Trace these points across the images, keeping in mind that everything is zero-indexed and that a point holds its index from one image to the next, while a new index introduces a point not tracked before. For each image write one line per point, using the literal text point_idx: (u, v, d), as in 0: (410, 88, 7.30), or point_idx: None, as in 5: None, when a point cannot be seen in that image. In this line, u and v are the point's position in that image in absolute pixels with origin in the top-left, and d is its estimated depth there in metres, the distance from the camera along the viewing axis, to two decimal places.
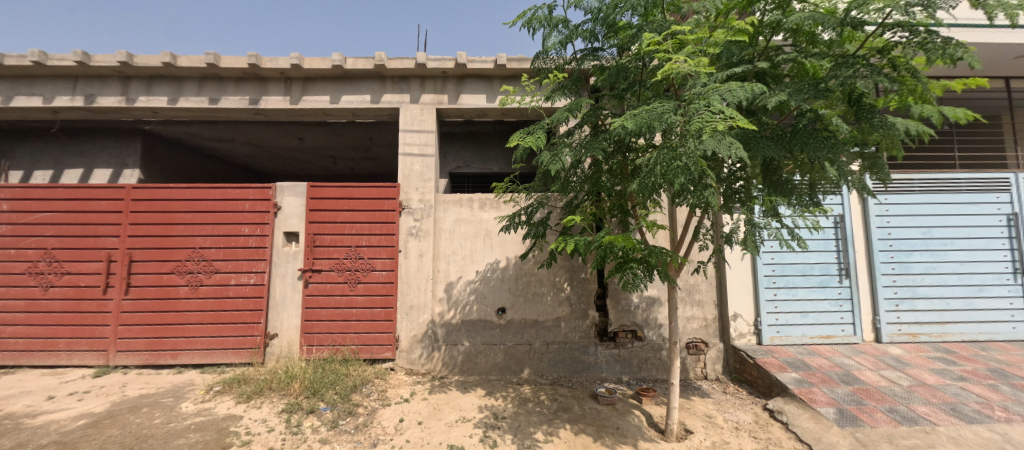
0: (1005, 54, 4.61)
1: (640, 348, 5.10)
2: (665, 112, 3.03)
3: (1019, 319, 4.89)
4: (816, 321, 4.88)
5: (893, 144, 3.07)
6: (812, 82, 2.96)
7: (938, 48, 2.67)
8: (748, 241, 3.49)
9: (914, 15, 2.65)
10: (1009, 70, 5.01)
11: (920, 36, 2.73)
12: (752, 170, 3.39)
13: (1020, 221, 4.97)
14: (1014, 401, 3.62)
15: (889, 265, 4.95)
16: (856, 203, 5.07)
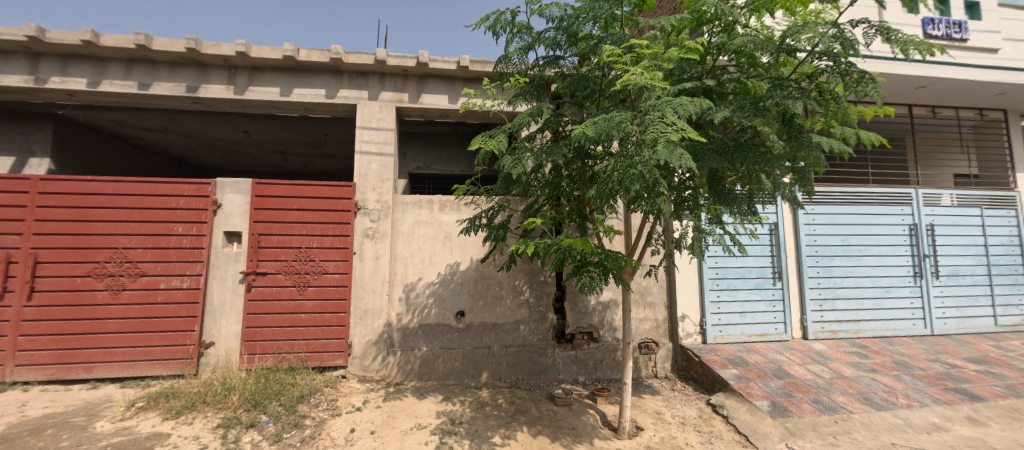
0: (908, 84, 5.26)
1: (596, 349, 5.24)
2: (622, 121, 3.13)
3: (918, 316, 5.58)
4: (753, 320, 5.28)
5: (819, 161, 3.38)
6: (752, 101, 3.19)
7: (857, 77, 2.98)
8: (695, 247, 3.70)
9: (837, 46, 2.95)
10: (912, 99, 5.72)
11: (843, 66, 3.04)
12: (699, 180, 3.61)
13: (919, 230, 5.69)
14: (913, 389, 4.13)
15: (815, 269, 5.47)
16: (789, 213, 5.56)
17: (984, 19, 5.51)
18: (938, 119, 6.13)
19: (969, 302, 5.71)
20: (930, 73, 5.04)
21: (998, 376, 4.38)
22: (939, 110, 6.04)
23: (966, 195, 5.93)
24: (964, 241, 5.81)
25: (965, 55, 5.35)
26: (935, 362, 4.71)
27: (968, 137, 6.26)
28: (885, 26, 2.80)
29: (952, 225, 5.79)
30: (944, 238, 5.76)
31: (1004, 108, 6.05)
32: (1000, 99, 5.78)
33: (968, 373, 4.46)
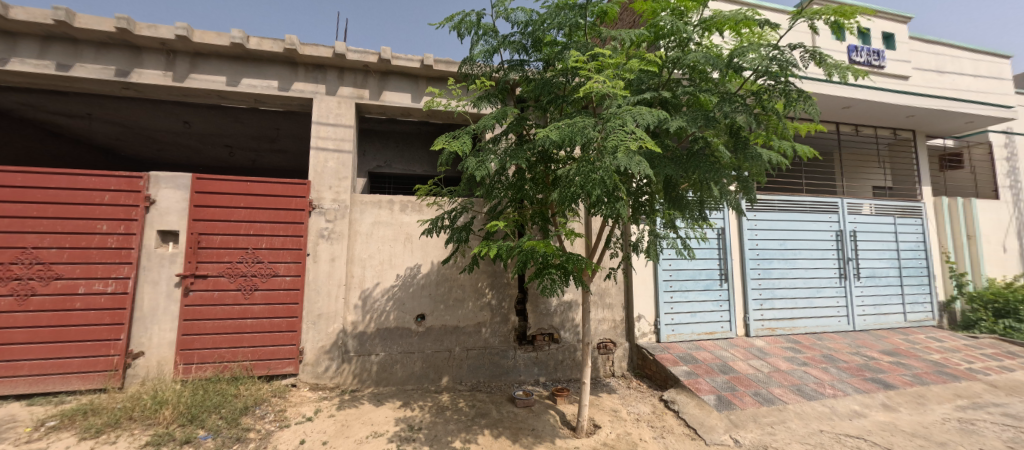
0: (836, 104, 5.81)
1: (556, 350, 5.32)
2: (584, 127, 3.18)
3: (842, 313, 6.17)
4: (702, 319, 5.60)
5: (761, 171, 3.64)
6: (704, 112, 3.37)
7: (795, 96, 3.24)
8: (650, 250, 3.85)
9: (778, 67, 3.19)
10: (839, 118, 6.34)
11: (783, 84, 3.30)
12: (656, 187, 3.77)
13: (844, 236, 6.30)
14: (838, 380, 4.55)
15: (757, 271, 5.90)
16: (734, 219, 5.96)
17: (897, 50, 6.23)
18: (861, 136, 6.83)
19: (884, 301, 6.40)
20: (854, 95, 5.60)
21: (906, 366, 4.94)
22: (862, 129, 6.73)
23: (883, 205, 6.64)
24: (881, 246, 6.50)
25: (882, 80, 6.01)
26: (856, 355, 5.23)
27: (885, 154, 7.02)
28: (817, 50, 3.06)
29: (871, 232, 6.47)
30: (865, 244, 6.42)
31: (913, 129, 6.85)
32: (910, 121, 6.53)
33: (882, 364, 4.99)
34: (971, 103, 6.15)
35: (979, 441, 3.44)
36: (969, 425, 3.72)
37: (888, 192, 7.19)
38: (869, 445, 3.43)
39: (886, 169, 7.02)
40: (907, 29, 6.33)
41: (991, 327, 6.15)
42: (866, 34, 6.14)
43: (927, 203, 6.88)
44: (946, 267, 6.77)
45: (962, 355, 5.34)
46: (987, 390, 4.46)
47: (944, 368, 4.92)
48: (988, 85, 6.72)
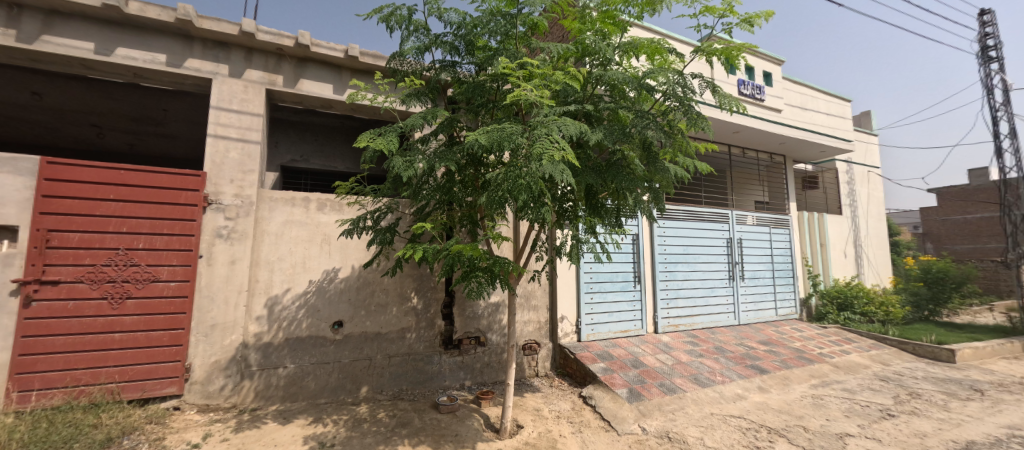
0: (728, 129, 6.74)
1: (482, 353, 5.33)
2: (510, 131, 3.20)
3: (731, 310, 7.12)
4: (618, 318, 6.04)
5: (669, 184, 3.99)
6: (621, 127, 3.59)
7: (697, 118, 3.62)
8: (573, 254, 4.02)
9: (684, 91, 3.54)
10: (731, 141, 7.35)
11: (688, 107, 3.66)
12: (578, 194, 3.94)
13: (734, 243, 7.30)
14: (727, 368, 5.22)
15: (664, 273, 6.56)
16: (648, 227, 6.55)
17: (774, 87, 7.42)
18: (747, 157, 7.98)
19: (763, 298, 7.52)
20: (742, 122, 6.54)
21: (777, 353, 5.86)
22: (748, 151, 7.89)
23: (762, 217, 7.83)
24: (761, 252, 7.66)
25: (762, 111, 7.11)
26: (740, 346, 6.07)
27: (765, 173, 8.26)
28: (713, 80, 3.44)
29: (754, 240, 7.58)
30: (749, 250, 7.50)
31: (784, 154, 8.19)
32: (783, 147, 7.81)
33: (759, 352, 5.85)
34: (824, 136, 7.56)
35: (824, 412, 4.20)
36: (819, 400, 4.52)
37: (769, 207, 8.28)
38: (747, 423, 3.98)
39: (765, 187, 8.16)
40: (781, 70, 7.57)
41: (836, 318, 7.60)
42: (751, 71, 7.22)
43: (794, 217, 8.28)
44: (806, 269, 8.20)
45: (815, 342, 6.49)
46: (831, 370, 5.47)
47: (803, 353, 5.93)
48: (837, 122, 8.31)
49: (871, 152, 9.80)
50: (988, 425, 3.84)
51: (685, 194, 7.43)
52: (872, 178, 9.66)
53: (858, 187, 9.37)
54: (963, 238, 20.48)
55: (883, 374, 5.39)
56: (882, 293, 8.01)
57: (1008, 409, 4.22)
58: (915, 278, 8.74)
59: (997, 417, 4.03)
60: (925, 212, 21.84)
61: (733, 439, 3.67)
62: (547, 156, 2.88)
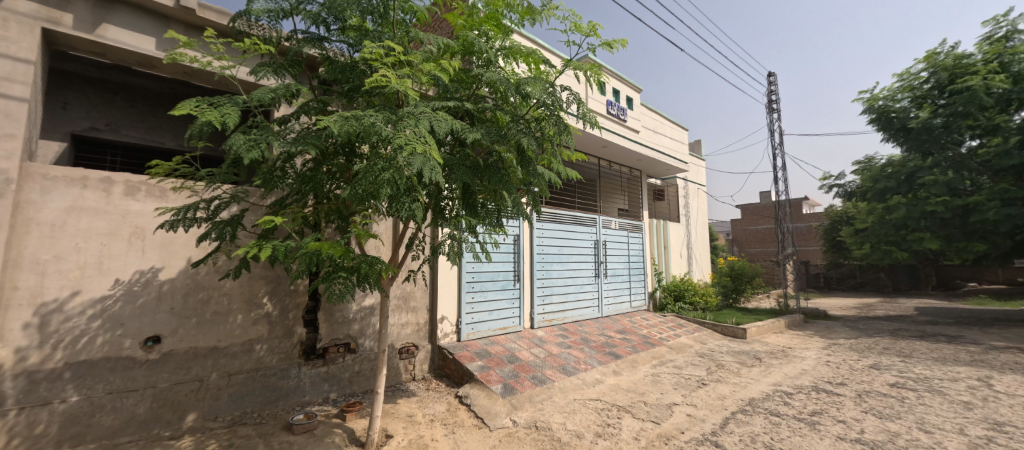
0: (596, 143, 7.67)
1: (352, 361, 4.89)
2: (376, 121, 2.91)
3: (596, 304, 8.04)
4: (498, 316, 6.25)
5: (543, 188, 4.10)
6: (498, 128, 3.56)
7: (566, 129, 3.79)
8: (449, 254, 3.84)
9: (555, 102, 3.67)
10: (599, 154, 8.38)
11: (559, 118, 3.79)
12: (456, 192, 3.81)
13: (599, 244, 8.28)
14: (589, 357, 5.82)
15: (541, 272, 7.05)
16: (528, 228, 6.97)
17: (634, 110, 8.71)
18: (612, 169, 9.18)
19: (621, 293, 8.68)
20: (607, 138, 7.52)
21: (629, 340, 6.81)
22: (613, 164, 9.08)
23: (623, 222, 9.07)
24: (621, 253, 8.84)
25: (624, 131, 8.25)
26: (601, 335, 6.88)
27: (626, 184, 9.61)
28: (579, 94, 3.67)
29: (616, 242, 8.72)
30: (612, 251, 8.60)
31: (641, 169, 9.67)
32: (639, 163, 9.21)
33: (615, 340, 6.71)
34: (668, 156, 9.18)
35: (659, 387, 5.00)
36: (657, 377, 5.36)
37: (627, 213, 9.73)
38: (602, 404, 4.46)
39: (626, 196, 9.54)
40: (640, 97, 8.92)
41: (673, 308, 9.25)
42: (616, 95, 8.36)
43: (647, 223, 9.80)
44: (654, 268, 9.78)
45: (657, 328, 7.78)
46: (667, 351, 6.60)
47: (648, 339, 7.02)
48: (679, 146, 10.15)
49: (701, 173, 12.24)
50: (762, 384, 5.07)
51: (559, 197, 8.17)
52: (701, 194, 12.07)
53: (692, 201, 11.60)
54: (755, 243, 27.17)
55: (701, 351, 6.71)
56: (702, 286, 10.05)
57: (774, 370, 5.66)
58: (724, 273, 11.12)
59: (768, 378, 5.36)
60: (736, 223, 28.29)
61: (590, 420, 4.06)
62: (411, 151, 2.67)
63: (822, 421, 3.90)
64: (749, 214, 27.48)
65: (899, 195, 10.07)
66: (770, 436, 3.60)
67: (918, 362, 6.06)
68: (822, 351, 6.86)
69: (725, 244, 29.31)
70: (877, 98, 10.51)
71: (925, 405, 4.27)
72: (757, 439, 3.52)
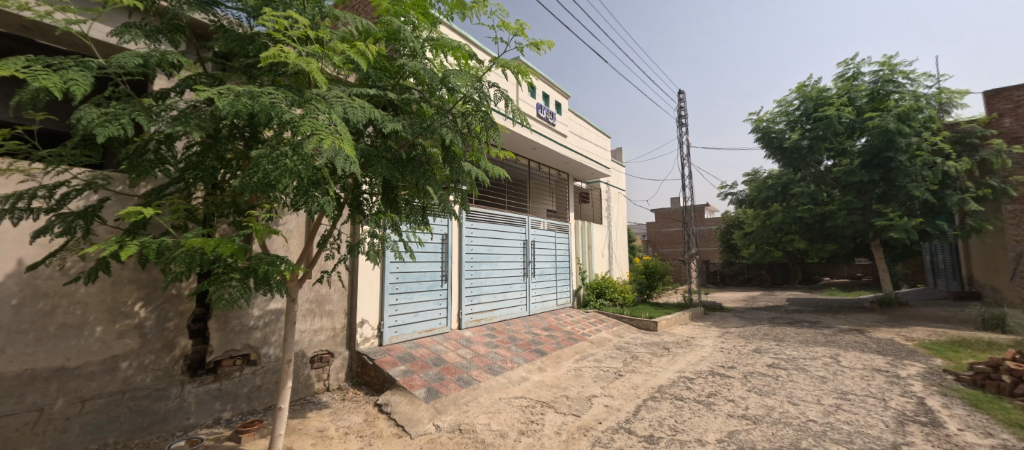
0: (526, 144, 7.85)
1: (252, 374, 4.32)
2: (275, 102, 2.45)
3: (524, 303, 8.21)
4: (423, 318, 6.08)
5: (472, 185, 3.80)
6: (422, 120, 3.25)
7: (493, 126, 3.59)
8: (367, 254, 3.38)
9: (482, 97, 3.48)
10: (529, 155, 8.63)
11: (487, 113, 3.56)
12: (377, 186, 3.39)
13: (528, 244, 8.51)
14: (516, 355, 5.89)
15: (469, 272, 7.07)
16: (456, 227, 6.94)
17: (562, 115, 9.18)
18: (542, 171, 9.49)
19: (548, 291, 8.98)
20: (536, 140, 7.75)
21: (554, 337, 7.05)
22: (542, 167, 9.39)
23: (552, 222, 9.47)
24: (548, 253, 9.17)
25: (553, 133, 8.64)
26: (528, 333, 7.04)
27: (555, 186, 9.93)
28: (506, 91, 3.54)
29: (544, 242, 9.02)
30: (540, 251, 8.88)
31: (568, 172, 10.15)
32: (567, 166, 9.64)
33: (541, 337, 6.92)
34: (593, 161, 9.76)
35: (581, 380, 5.24)
36: (579, 371, 5.61)
37: (556, 214, 9.94)
38: (527, 401, 4.51)
39: (554, 198, 9.79)
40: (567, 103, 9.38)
41: (594, 304, 9.87)
42: (546, 99, 8.76)
43: (573, 224, 10.31)
44: (579, 267, 10.32)
45: (580, 324, 8.20)
46: (588, 345, 6.97)
47: (572, 335, 7.36)
48: (602, 152, 10.85)
49: (622, 179, 13.23)
50: (670, 372, 5.59)
51: (488, 196, 8.23)
52: (621, 199, 13.05)
53: (613, 204, 12.48)
54: (666, 243, 30.20)
55: (618, 344, 7.21)
56: (621, 283, 10.85)
57: (679, 359, 6.29)
58: (639, 271, 12.09)
59: (674, 365, 5.93)
60: (651, 225, 31.13)
61: (514, 418, 4.06)
62: (318, 137, 2.27)
63: (716, 401, 4.41)
64: (662, 217, 30.45)
65: (778, 203, 11.87)
66: (675, 419, 3.95)
67: (788, 344, 7.20)
68: (717, 339, 7.80)
69: (642, 244, 32.09)
70: (763, 119, 12.35)
71: (793, 381, 5.06)
72: (663, 423, 3.84)
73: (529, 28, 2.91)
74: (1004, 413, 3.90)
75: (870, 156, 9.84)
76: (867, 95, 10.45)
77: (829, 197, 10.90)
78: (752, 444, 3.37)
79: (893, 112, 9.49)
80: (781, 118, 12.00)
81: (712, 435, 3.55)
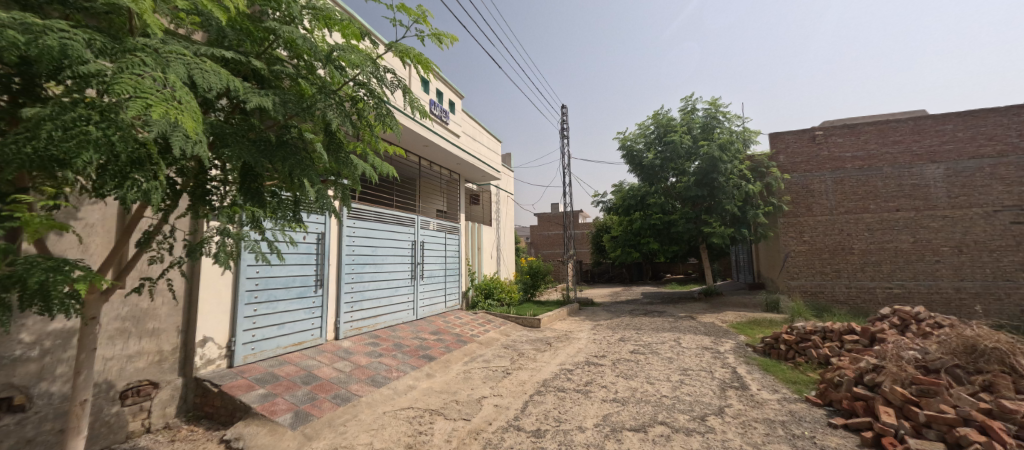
0: (418, 141, 7.53)
1: (17, 425, 3.01)
2: (69, 44, 1.75)
3: (411, 307, 7.85)
4: (290, 330, 5.25)
5: (357, 180, 3.37)
6: (297, 98, 2.73)
7: (385, 116, 3.23)
8: (214, 256, 2.69)
9: (374, 83, 3.09)
10: (421, 153, 8.30)
11: (380, 103, 3.18)
12: (234, 172, 2.72)
13: (416, 245, 8.17)
14: (401, 363, 5.57)
15: (350, 275, 6.42)
16: (335, 225, 6.22)
17: (455, 115, 9.18)
18: (433, 170, 9.21)
19: (436, 294, 8.78)
20: (429, 138, 7.49)
21: (442, 341, 6.92)
22: (434, 166, 9.15)
23: (441, 223, 9.26)
24: (438, 253, 8.98)
25: (445, 132, 8.52)
26: (415, 339, 6.73)
27: (446, 186, 9.75)
28: (403, 80, 3.22)
29: (433, 243, 8.80)
30: (429, 252, 8.62)
31: (459, 173, 10.11)
32: (459, 167, 9.62)
33: (429, 342, 6.70)
34: (484, 163, 9.95)
35: (470, 383, 5.23)
36: (468, 374, 5.60)
37: (446, 215, 9.76)
38: (415, 411, 4.25)
39: (445, 198, 9.59)
40: (460, 103, 9.38)
41: (482, 304, 10.05)
42: (440, 96, 8.58)
43: (463, 225, 10.32)
44: (469, 268, 10.39)
45: (469, 326, 8.24)
46: (477, 346, 7.04)
47: (460, 337, 7.33)
48: (492, 156, 11.18)
49: (510, 183, 13.86)
50: (553, 365, 6.05)
51: (374, 193, 7.66)
52: (510, 202, 13.66)
53: (502, 207, 12.97)
54: (547, 245, 32.87)
55: (505, 343, 7.47)
56: (507, 283, 11.31)
57: (559, 352, 6.86)
58: (524, 272, 12.77)
59: (556, 359, 6.43)
60: (534, 228, 33.43)
61: (400, 432, 3.76)
62: (144, 101, 1.70)
63: (592, 389, 4.93)
64: (545, 221, 33.00)
65: (637, 211, 14.06)
66: (558, 410, 4.26)
67: (643, 332, 8.57)
68: (590, 331, 8.78)
69: (526, 246, 34.19)
70: (627, 138, 14.53)
71: (649, 364, 6.02)
72: (549, 416, 4.09)
73: (430, 17, 2.73)
74: (782, 373, 5.38)
75: (702, 175, 12.41)
76: (700, 126, 13.15)
77: (673, 207, 13.44)
78: (621, 424, 3.86)
79: (715, 143, 12.25)
80: (640, 140, 14.32)
81: (590, 421, 3.95)
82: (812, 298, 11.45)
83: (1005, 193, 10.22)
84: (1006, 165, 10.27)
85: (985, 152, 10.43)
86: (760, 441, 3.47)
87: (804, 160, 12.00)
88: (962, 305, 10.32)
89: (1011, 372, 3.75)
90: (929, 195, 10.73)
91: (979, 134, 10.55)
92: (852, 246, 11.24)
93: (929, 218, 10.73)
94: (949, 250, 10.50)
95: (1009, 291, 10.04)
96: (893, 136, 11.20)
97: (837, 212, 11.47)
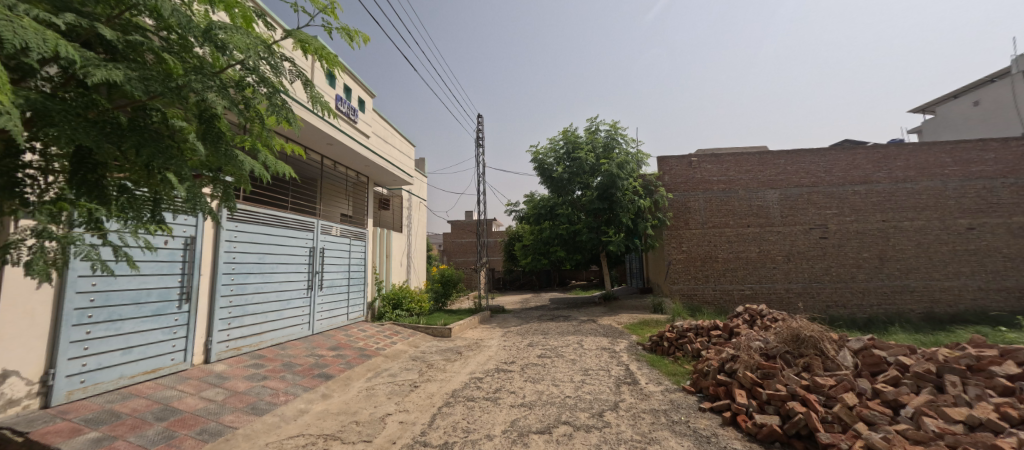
0: (321, 139, 6.94)
1: None
2: None
3: (306, 322, 7.08)
4: (140, 356, 4.32)
5: (243, 179, 2.88)
6: (163, 76, 2.23)
7: (280, 108, 2.81)
8: (34, 264, 2.07)
9: (265, 72, 2.68)
10: (324, 152, 7.64)
11: (273, 92, 2.75)
12: (62, 158, 2.13)
13: (315, 251, 7.46)
14: (290, 385, 4.96)
15: (229, 287, 5.57)
16: (210, 229, 5.34)
17: (365, 114, 8.69)
18: (338, 171, 8.51)
19: (337, 306, 8.08)
20: (334, 137, 6.95)
21: (343, 356, 6.37)
22: (339, 166, 8.46)
23: (345, 228, 8.57)
24: (340, 262, 8.29)
25: (354, 132, 8.04)
26: (310, 356, 6.07)
27: (353, 188, 9.09)
28: (304, 71, 2.85)
29: (335, 251, 8.11)
30: (330, 259, 7.92)
31: (368, 175, 9.51)
32: (368, 169, 9.05)
33: (326, 359, 6.10)
34: (396, 167, 9.55)
35: (373, 400, 4.89)
36: (371, 390, 5.23)
37: (351, 219, 9.05)
38: (306, 439, 3.79)
39: (350, 201, 8.94)
40: (370, 102, 8.92)
41: (390, 316, 9.48)
42: (349, 92, 8.07)
43: (370, 231, 9.71)
44: (375, 277, 9.76)
45: (374, 339, 7.71)
46: (383, 360, 6.63)
47: (364, 351, 6.83)
48: (404, 159, 10.84)
49: (423, 189, 13.54)
50: (463, 375, 6.01)
51: (265, 195, 6.84)
52: (422, 208, 13.35)
53: (413, 213, 12.62)
54: (460, 253, 32.79)
55: (414, 355, 7.16)
56: (418, 292, 10.90)
57: (469, 361, 6.84)
58: (436, 280, 12.45)
59: (466, 368, 6.39)
60: (447, 235, 33.00)
61: None
62: None
63: (501, 396, 5.01)
64: (459, 229, 32.81)
65: (547, 221, 14.91)
66: (467, 420, 4.22)
67: (550, 336, 9.00)
68: (501, 338, 8.94)
69: (438, 254, 33.48)
70: (540, 152, 15.36)
71: (554, 366, 6.35)
72: (457, 428, 4.03)
73: (339, 9, 2.48)
74: (665, 367, 6.16)
75: (603, 190, 13.67)
76: (602, 146, 14.54)
77: (578, 218, 14.49)
78: (528, 427, 3.98)
79: (615, 162, 13.65)
80: (551, 154, 15.28)
81: (498, 428, 4.00)
82: (688, 300, 13.29)
83: (816, 215, 13.26)
84: (816, 194, 13.37)
85: (804, 182, 13.44)
86: (646, 430, 3.89)
87: (683, 181, 14.00)
88: (790, 302, 13.02)
89: (820, 354, 4.82)
90: (768, 214, 13.41)
91: (801, 169, 13.57)
92: (717, 254, 13.42)
93: (769, 233, 13.36)
94: (782, 258, 13.21)
95: (819, 291, 12.99)
96: (746, 166, 13.76)
97: (707, 226, 13.60)
